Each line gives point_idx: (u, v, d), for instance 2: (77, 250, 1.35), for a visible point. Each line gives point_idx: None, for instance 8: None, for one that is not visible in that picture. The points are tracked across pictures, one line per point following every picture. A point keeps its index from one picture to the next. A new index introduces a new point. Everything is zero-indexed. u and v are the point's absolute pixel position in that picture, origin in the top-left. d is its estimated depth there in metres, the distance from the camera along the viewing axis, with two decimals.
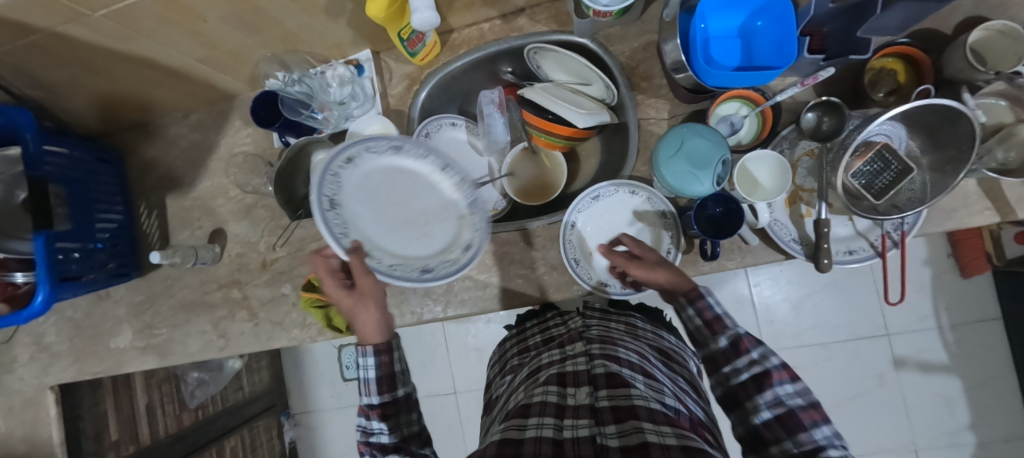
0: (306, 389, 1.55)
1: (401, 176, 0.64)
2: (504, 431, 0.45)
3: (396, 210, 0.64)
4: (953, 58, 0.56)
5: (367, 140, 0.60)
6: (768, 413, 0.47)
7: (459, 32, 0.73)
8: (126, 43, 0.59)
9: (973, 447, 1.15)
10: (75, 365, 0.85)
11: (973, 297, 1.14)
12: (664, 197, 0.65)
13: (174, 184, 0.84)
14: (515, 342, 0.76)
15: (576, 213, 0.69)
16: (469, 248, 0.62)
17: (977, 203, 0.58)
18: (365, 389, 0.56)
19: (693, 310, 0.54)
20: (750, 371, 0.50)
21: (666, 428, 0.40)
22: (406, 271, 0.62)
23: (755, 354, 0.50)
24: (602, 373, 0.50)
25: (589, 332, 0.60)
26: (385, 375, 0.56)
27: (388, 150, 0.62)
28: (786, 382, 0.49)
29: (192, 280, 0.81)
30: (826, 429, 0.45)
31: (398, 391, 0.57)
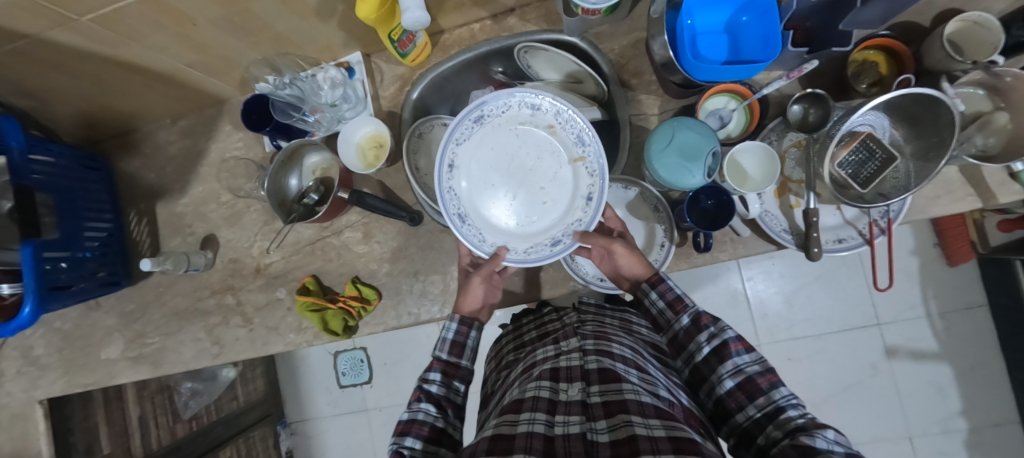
0: (302, 397, 1.53)
1: (501, 154, 0.66)
2: (498, 426, 0.45)
3: (515, 190, 0.66)
4: (932, 49, 0.57)
5: (453, 132, 0.62)
6: (730, 382, 0.48)
7: (450, 33, 0.74)
8: (113, 48, 0.59)
9: (966, 433, 1.16)
10: (65, 377, 0.83)
11: (960, 284, 1.16)
12: (656, 191, 0.66)
13: (165, 190, 0.83)
14: (511, 337, 0.77)
15: None
16: (591, 197, 0.62)
17: (960, 189, 0.60)
18: (441, 344, 0.62)
19: (655, 293, 0.58)
20: (711, 345, 0.51)
21: (655, 421, 0.40)
22: (540, 250, 0.63)
23: (713, 329, 0.52)
24: (595, 369, 0.50)
25: (584, 328, 0.60)
26: (460, 342, 0.62)
27: (471, 129, 0.64)
28: (743, 353, 0.50)
29: (184, 287, 0.80)
30: (784, 391, 0.46)
31: (464, 361, 0.62)
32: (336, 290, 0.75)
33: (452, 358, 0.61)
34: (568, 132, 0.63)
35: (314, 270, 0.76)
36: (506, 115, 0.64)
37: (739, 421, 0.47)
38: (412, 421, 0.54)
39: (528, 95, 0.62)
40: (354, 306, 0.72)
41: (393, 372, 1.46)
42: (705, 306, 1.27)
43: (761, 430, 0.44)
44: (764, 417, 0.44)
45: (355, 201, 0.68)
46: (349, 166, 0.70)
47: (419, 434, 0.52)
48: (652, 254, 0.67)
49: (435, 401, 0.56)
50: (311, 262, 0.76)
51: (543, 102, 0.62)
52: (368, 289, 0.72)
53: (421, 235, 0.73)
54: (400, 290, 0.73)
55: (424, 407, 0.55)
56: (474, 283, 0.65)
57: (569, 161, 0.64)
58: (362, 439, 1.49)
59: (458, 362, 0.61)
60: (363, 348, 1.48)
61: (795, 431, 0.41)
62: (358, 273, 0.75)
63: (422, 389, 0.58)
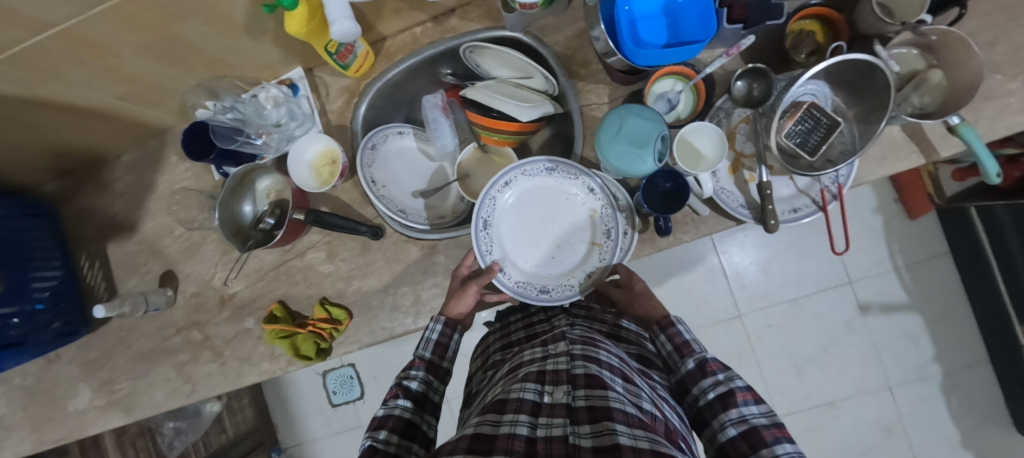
0: (295, 421, 1.50)
1: (545, 201, 0.70)
2: (478, 424, 0.44)
3: (537, 232, 0.70)
4: (863, 14, 0.58)
5: (523, 165, 0.67)
6: (733, 430, 0.47)
7: (392, 39, 0.72)
8: (33, 88, 0.56)
9: (941, 378, 1.21)
10: (33, 435, 0.80)
11: (923, 236, 1.20)
12: (613, 180, 0.64)
13: (115, 230, 0.80)
14: (498, 335, 0.76)
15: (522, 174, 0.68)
16: (590, 276, 0.67)
17: (904, 147, 0.61)
18: (423, 344, 0.63)
19: (665, 336, 0.63)
20: (715, 392, 0.52)
21: (639, 431, 0.41)
22: (526, 288, 0.67)
23: (721, 376, 0.53)
24: (581, 373, 0.50)
25: (572, 334, 0.61)
26: (443, 343, 0.63)
27: (539, 172, 0.68)
28: (751, 403, 0.49)
29: (148, 328, 0.77)
30: (789, 447, 0.44)
31: (444, 361, 0.63)
32: (305, 313, 0.73)
33: (435, 358, 0.62)
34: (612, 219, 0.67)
35: (280, 295, 0.74)
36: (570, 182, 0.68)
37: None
38: (387, 415, 0.54)
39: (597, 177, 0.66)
40: (326, 328, 0.70)
41: (384, 385, 1.44)
42: (685, 285, 1.29)
43: None
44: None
45: (312, 220, 0.67)
46: (303, 186, 0.69)
47: (391, 427, 0.53)
48: (617, 241, 0.66)
49: (412, 397, 0.57)
50: (277, 287, 0.74)
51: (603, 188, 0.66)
52: (339, 309, 0.71)
53: (385, 248, 0.72)
54: (371, 306, 0.71)
55: (401, 403, 0.56)
56: (468, 290, 0.63)
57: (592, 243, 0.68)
58: None
59: (440, 362, 0.63)
60: (351, 365, 1.46)
61: None
62: (326, 294, 0.73)
63: (400, 386, 0.59)
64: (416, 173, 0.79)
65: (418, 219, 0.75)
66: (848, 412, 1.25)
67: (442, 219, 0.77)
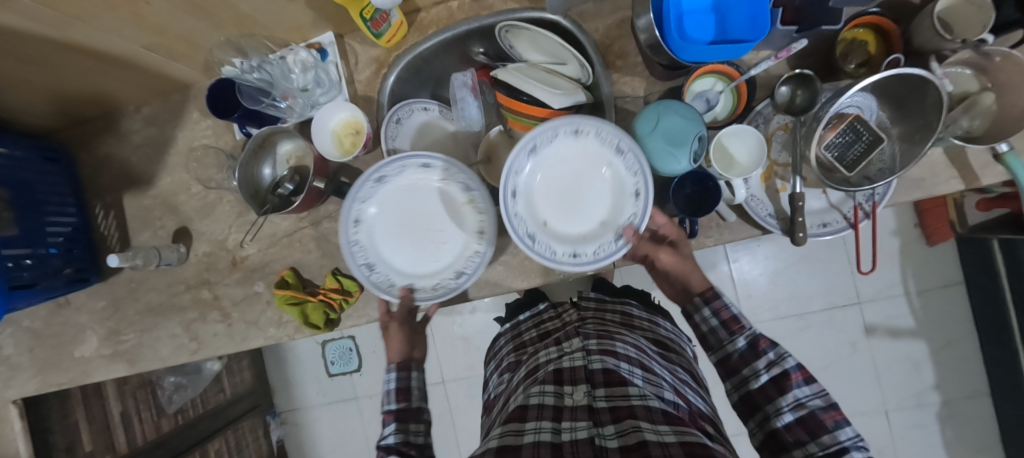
0: (292, 387, 1.52)
1: (403, 204, 0.68)
2: (502, 437, 0.45)
3: (420, 234, 0.68)
4: (921, 29, 0.56)
5: (355, 192, 0.64)
6: (790, 415, 0.53)
7: (427, 12, 0.70)
8: (61, 30, 0.54)
9: (938, 406, 1.20)
10: (38, 377, 0.81)
11: (939, 263, 1.19)
12: (612, 129, 0.58)
13: (132, 182, 0.79)
14: (509, 338, 0.77)
15: (365, 199, 0.66)
16: (485, 232, 0.65)
17: (944, 172, 0.60)
18: (387, 397, 0.70)
19: (710, 310, 0.62)
20: (769, 373, 0.56)
21: (664, 427, 0.42)
22: (446, 283, 0.66)
23: (772, 355, 0.57)
24: (599, 369, 0.51)
25: (586, 328, 0.61)
26: (402, 387, 0.70)
27: (374, 188, 0.66)
28: (803, 385, 0.55)
29: (158, 283, 0.77)
30: (848, 431, 0.51)
31: (413, 402, 0.69)
32: (316, 282, 0.73)
33: (402, 404, 0.68)
34: (588, 185, 0.64)
35: (292, 262, 0.73)
36: (401, 174, 0.67)
37: (796, 455, 0.52)
38: None
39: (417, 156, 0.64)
40: (336, 299, 0.70)
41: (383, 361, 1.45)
42: None
43: None
44: (829, 455, 0.50)
45: (332, 191, 0.67)
46: (325, 155, 0.67)
47: None
48: (628, 206, 0.61)
49: (396, 450, 0.63)
50: (289, 254, 0.73)
51: (429, 159, 0.65)
52: (350, 281, 0.70)
53: None
54: None
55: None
56: (392, 330, 0.70)
57: (554, 223, 0.64)
58: (353, 427, 1.49)
59: (407, 405, 0.68)
60: (351, 338, 1.46)
61: None
62: (338, 265, 0.72)
63: (381, 446, 0.65)
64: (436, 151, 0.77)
65: None
66: None
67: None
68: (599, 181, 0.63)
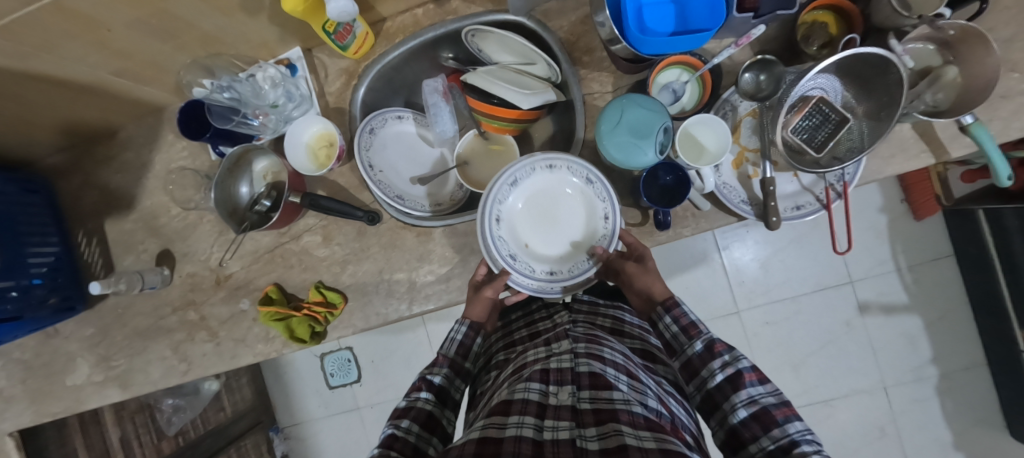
0: (293, 401, 1.52)
1: (536, 200, 0.67)
2: (484, 428, 0.44)
3: (534, 229, 0.67)
4: (879, 6, 0.56)
5: (495, 192, 0.63)
6: (744, 412, 0.49)
7: (392, 20, 0.70)
8: (25, 62, 0.55)
9: (936, 380, 1.20)
10: (33, 408, 0.81)
11: (928, 237, 1.19)
12: (582, 163, 0.62)
13: (112, 208, 0.79)
14: (499, 335, 0.76)
15: (499, 203, 0.64)
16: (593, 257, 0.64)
17: (913, 146, 0.60)
18: (449, 343, 0.68)
19: (670, 317, 0.61)
20: (724, 373, 0.53)
21: (644, 432, 0.40)
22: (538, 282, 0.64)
23: (727, 357, 0.53)
24: (585, 372, 0.51)
25: (575, 332, 0.61)
26: (466, 343, 0.68)
27: (507, 191, 0.65)
28: (757, 384, 0.51)
29: (144, 306, 0.78)
30: (799, 425, 0.46)
31: (467, 361, 0.68)
32: (300, 296, 0.73)
33: (458, 356, 0.67)
34: (566, 208, 0.67)
35: (275, 278, 0.74)
36: (531, 177, 0.65)
37: (752, 452, 0.46)
38: (410, 406, 0.57)
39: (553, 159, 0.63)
40: (320, 312, 0.70)
41: (382, 370, 1.45)
42: (686, 282, 1.29)
43: None
44: (779, 450, 0.44)
45: (308, 204, 0.67)
46: (298, 169, 0.68)
47: (413, 417, 0.55)
48: (600, 229, 0.64)
49: (433, 388, 0.60)
50: (272, 270, 0.74)
51: (582, 170, 0.63)
52: (333, 293, 0.71)
53: (381, 233, 0.71)
54: (366, 291, 0.71)
55: (424, 396, 0.58)
56: (481, 298, 0.65)
57: (535, 243, 0.67)
58: (357, 437, 1.49)
59: (462, 361, 0.67)
60: (348, 348, 1.46)
61: None
62: (321, 278, 0.72)
63: (424, 379, 0.61)
64: (411, 159, 0.78)
65: (415, 206, 0.73)
66: (842, 411, 1.25)
67: (441, 205, 0.76)
68: (574, 204, 0.66)
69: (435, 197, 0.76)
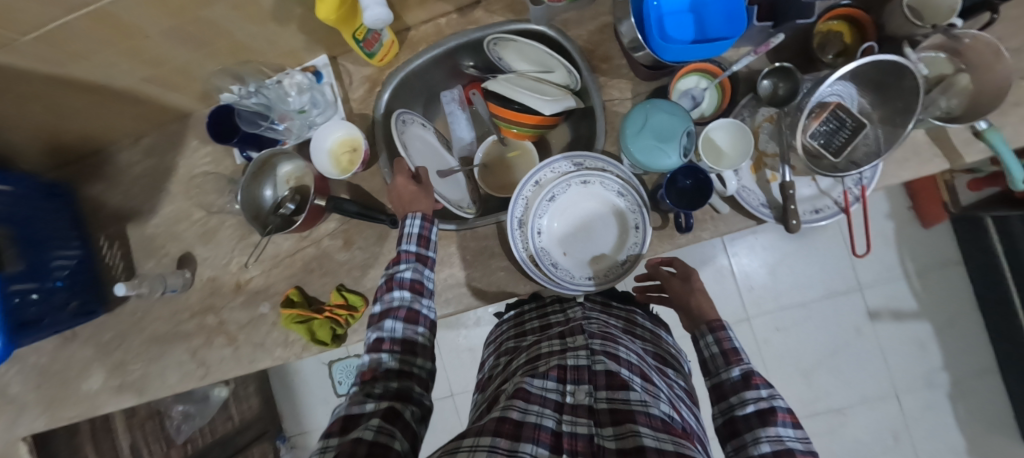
0: (299, 410, 1.51)
1: (572, 212, 0.69)
2: (503, 408, 0.43)
3: (571, 239, 0.69)
4: (893, 16, 0.58)
5: (533, 206, 0.67)
6: (767, 446, 0.44)
7: (416, 29, 0.72)
8: (63, 67, 0.56)
9: (949, 387, 1.20)
10: (47, 413, 0.81)
11: (936, 244, 1.20)
12: (617, 178, 0.65)
13: (134, 213, 0.80)
14: (511, 323, 0.73)
15: (540, 218, 0.67)
16: (627, 262, 0.65)
17: (927, 151, 0.61)
18: (407, 239, 0.60)
19: (713, 338, 0.59)
20: (755, 405, 0.48)
21: (662, 435, 0.41)
22: (574, 284, 0.66)
23: (765, 392, 0.49)
24: (602, 371, 0.50)
25: (590, 327, 0.60)
26: (425, 236, 0.60)
27: (546, 205, 0.67)
28: (789, 426, 0.46)
29: (163, 311, 0.78)
30: None
31: (432, 253, 0.61)
32: (321, 299, 0.74)
33: (422, 251, 0.60)
34: (601, 220, 0.68)
35: (296, 281, 0.74)
36: (567, 192, 0.67)
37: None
38: (389, 308, 0.56)
39: (587, 175, 0.65)
40: (342, 314, 0.70)
41: None
42: None
43: None
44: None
45: (332, 207, 0.66)
46: (326, 173, 0.69)
47: (398, 317, 0.55)
48: (631, 237, 0.66)
49: (409, 288, 0.57)
50: (293, 273, 0.74)
51: (613, 183, 0.66)
52: (355, 296, 0.71)
53: None
54: None
55: (397, 296, 0.56)
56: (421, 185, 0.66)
57: (573, 252, 0.68)
58: None
59: (427, 255, 0.60)
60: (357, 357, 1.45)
61: None
62: (342, 281, 0.73)
63: (393, 277, 0.58)
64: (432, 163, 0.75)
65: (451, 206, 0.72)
66: (856, 419, 1.24)
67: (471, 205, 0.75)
68: (607, 216, 0.68)
69: (462, 200, 0.75)
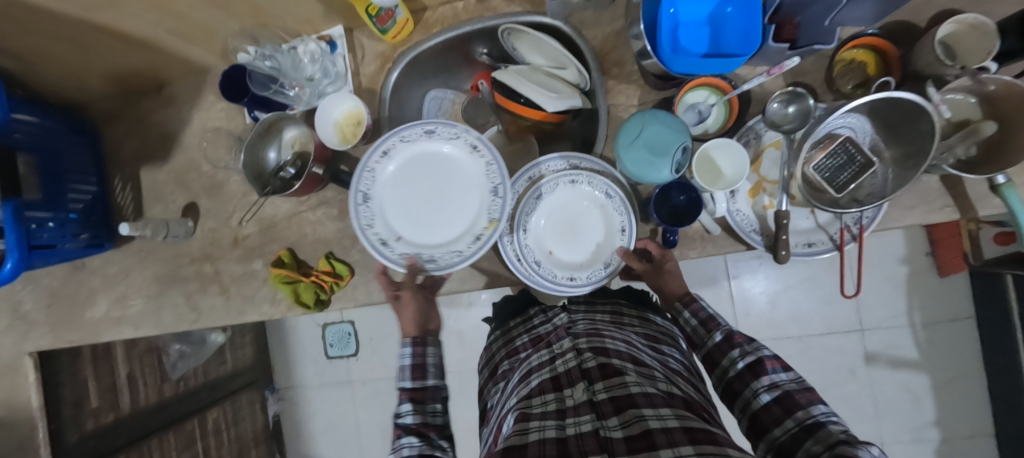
0: (290, 365, 1.57)
1: (558, 212, 0.68)
2: (508, 438, 0.46)
3: (557, 241, 0.68)
4: (923, 52, 0.55)
5: (520, 203, 0.67)
6: (767, 395, 0.50)
7: (433, 11, 0.71)
8: (89, 12, 0.58)
9: (938, 443, 1.16)
10: (52, 333, 0.86)
11: (949, 295, 1.15)
12: (605, 180, 0.64)
13: (149, 157, 0.84)
14: (500, 343, 0.76)
15: (526, 215, 0.68)
16: (609, 266, 0.65)
17: (937, 199, 0.58)
18: (402, 374, 0.65)
19: (689, 312, 0.64)
20: (745, 361, 0.54)
21: (665, 411, 0.43)
22: (559, 281, 0.65)
23: (748, 347, 0.55)
24: (593, 366, 0.52)
25: (576, 329, 0.63)
26: (418, 363, 0.65)
27: (533, 203, 0.68)
28: (780, 371, 0.52)
29: (165, 254, 0.82)
30: (823, 407, 0.46)
31: (429, 381, 0.64)
32: (310, 264, 0.76)
33: (416, 382, 0.64)
34: (586, 223, 0.67)
35: (289, 244, 0.77)
36: (555, 191, 0.67)
37: (776, 436, 0.46)
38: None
39: (571, 175, 0.65)
40: (327, 281, 0.73)
41: (379, 347, 1.48)
42: None
43: (800, 444, 0.43)
44: (803, 430, 0.44)
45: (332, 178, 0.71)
46: (326, 142, 0.70)
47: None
48: (615, 240, 0.65)
49: (415, 432, 0.58)
50: (286, 236, 0.77)
51: (600, 185, 0.65)
52: (341, 267, 0.73)
53: None
54: (372, 267, 0.74)
55: (407, 441, 0.57)
56: (404, 300, 0.69)
57: (558, 251, 0.68)
58: (346, 408, 1.52)
59: (424, 384, 0.64)
60: (350, 324, 1.49)
61: (836, 444, 0.39)
62: (332, 250, 0.75)
63: (398, 425, 0.59)
64: (432, 177, 0.69)
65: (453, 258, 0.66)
66: None
67: (495, 197, 0.65)
68: (594, 219, 0.67)
69: (486, 202, 0.66)
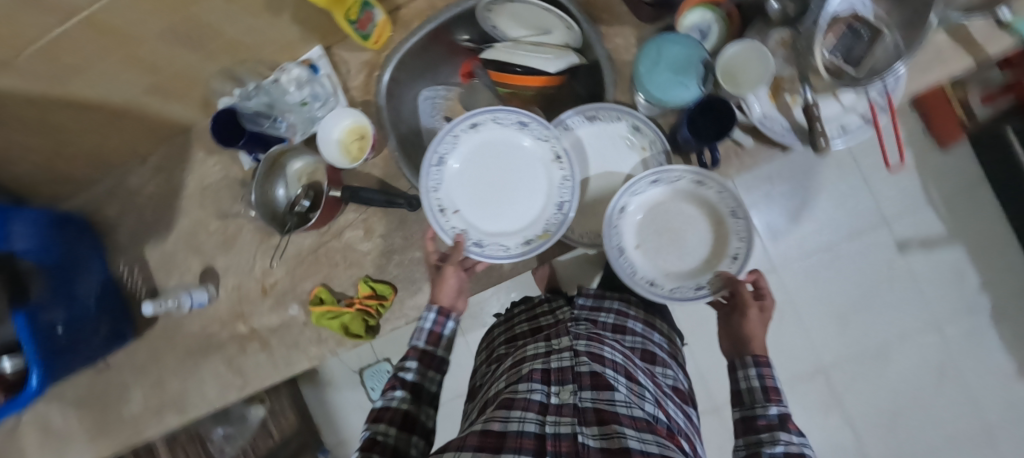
0: (336, 420, 1.50)
1: (661, 210, 0.66)
2: (487, 421, 0.45)
3: (648, 235, 0.67)
4: None
5: (631, 186, 0.62)
6: None
7: (408, 7, 0.71)
8: (62, 84, 0.55)
9: (991, 310, 1.17)
10: (90, 444, 0.80)
11: (956, 165, 1.17)
12: (735, 191, 0.60)
13: (151, 232, 0.80)
14: (502, 329, 0.77)
15: (630, 195, 0.64)
16: (700, 289, 0.63)
17: (951, 52, 0.59)
18: (418, 333, 0.64)
19: (755, 371, 0.59)
20: (784, 446, 0.49)
21: (647, 436, 0.43)
22: (636, 280, 0.64)
23: (794, 438, 0.51)
24: (586, 372, 0.49)
25: (577, 328, 0.59)
26: (437, 332, 0.63)
27: (643, 188, 0.64)
28: None
29: (193, 325, 0.77)
30: None
31: (441, 351, 0.64)
32: (349, 293, 0.72)
33: (430, 347, 0.63)
34: (691, 230, 0.66)
35: (322, 279, 0.73)
36: (674, 183, 0.64)
37: None
38: (385, 408, 0.57)
39: (703, 175, 0.61)
40: (372, 305, 0.69)
41: None
42: None
43: None
44: None
45: (350, 197, 0.66)
46: (336, 164, 0.68)
47: (390, 419, 0.55)
48: (722, 265, 0.64)
49: (407, 387, 0.59)
50: (317, 271, 0.73)
51: (732, 197, 0.62)
52: (382, 285, 0.70)
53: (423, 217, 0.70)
54: (414, 279, 0.70)
55: (398, 394, 0.58)
56: (445, 274, 0.64)
57: (643, 246, 0.67)
58: None
59: (435, 352, 0.63)
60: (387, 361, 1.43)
61: None
62: (368, 272, 0.72)
63: (397, 377, 0.60)
64: (504, 159, 0.70)
65: (498, 251, 0.67)
66: (900, 357, 1.21)
67: (558, 213, 0.65)
68: (701, 227, 0.66)
69: (548, 212, 0.67)
